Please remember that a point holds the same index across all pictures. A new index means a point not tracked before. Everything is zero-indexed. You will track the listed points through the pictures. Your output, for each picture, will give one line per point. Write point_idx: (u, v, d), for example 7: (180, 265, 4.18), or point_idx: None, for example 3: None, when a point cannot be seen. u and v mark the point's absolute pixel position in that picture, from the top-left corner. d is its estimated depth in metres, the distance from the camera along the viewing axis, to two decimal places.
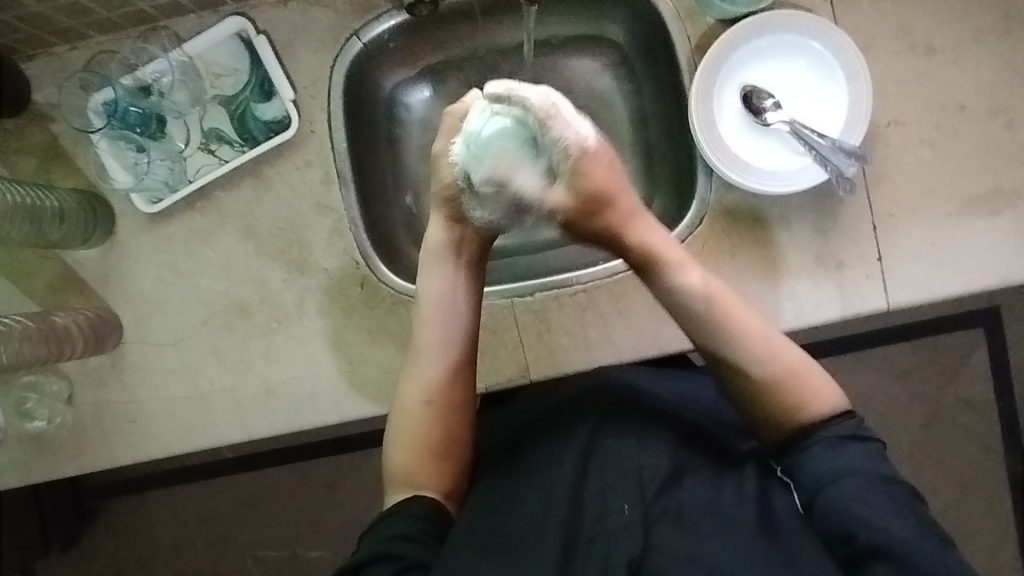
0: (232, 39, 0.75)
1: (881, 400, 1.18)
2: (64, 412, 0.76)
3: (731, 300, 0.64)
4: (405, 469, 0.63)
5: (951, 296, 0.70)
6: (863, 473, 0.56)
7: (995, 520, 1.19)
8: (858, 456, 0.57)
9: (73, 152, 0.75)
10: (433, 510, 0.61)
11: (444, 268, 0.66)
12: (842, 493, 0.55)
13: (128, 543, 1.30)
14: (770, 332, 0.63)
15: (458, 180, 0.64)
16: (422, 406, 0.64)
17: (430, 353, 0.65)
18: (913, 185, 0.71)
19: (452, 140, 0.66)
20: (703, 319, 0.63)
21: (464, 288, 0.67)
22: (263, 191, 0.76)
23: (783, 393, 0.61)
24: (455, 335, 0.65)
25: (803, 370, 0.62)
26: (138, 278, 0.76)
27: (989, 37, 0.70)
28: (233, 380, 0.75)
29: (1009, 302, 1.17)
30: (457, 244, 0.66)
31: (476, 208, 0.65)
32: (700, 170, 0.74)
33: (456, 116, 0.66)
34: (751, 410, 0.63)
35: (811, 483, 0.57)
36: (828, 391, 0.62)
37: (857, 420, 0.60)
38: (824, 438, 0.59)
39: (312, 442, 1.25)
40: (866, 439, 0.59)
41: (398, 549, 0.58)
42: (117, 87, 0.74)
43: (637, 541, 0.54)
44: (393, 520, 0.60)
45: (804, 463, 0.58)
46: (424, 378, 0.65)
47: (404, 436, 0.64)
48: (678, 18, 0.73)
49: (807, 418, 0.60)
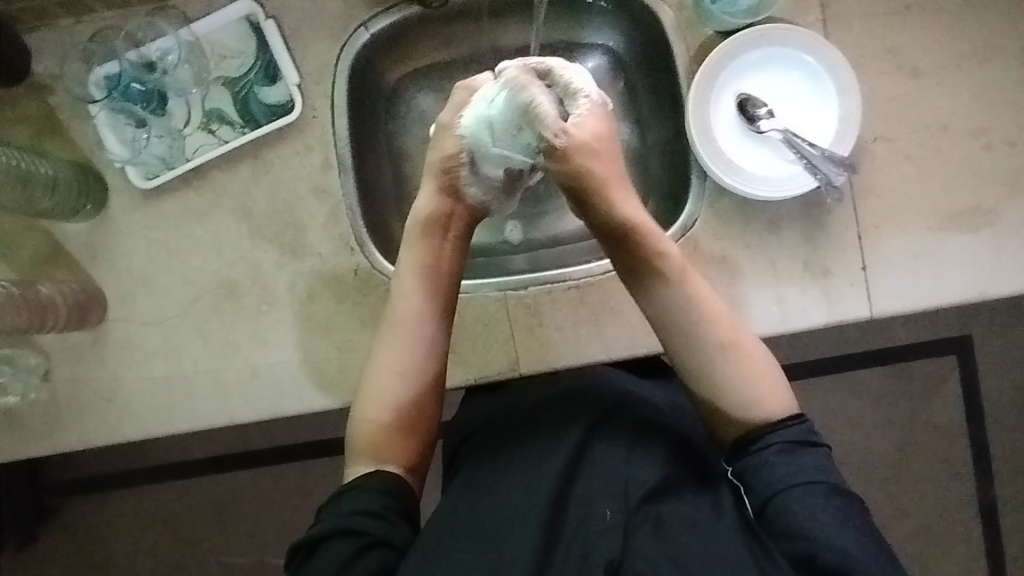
0: (240, 22, 0.76)
1: (856, 422, 1.20)
2: (39, 387, 0.74)
3: (706, 292, 0.66)
4: (371, 443, 0.64)
5: (931, 307, 0.73)
6: (816, 482, 0.58)
7: (964, 546, 1.20)
8: (809, 463, 0.59)
9: (69, 125, 0.75)
10: (394, 485, 0.61)
11: (429, 242, 0.67)
12: (797, 504, 0.57)
13: (85, 543, 1.25)
14: (731, 327, 0.65)
15: (462, 154, 0.66)
16: (396, 378, 0.65)
17: (406, 324, 0.66)
18: (896, 199, 0.73)
19: (460, 113, 0.66)
20: (675, 306, 0.65)
21: (434, 264, 0.67)
22: (261, 173, 0.76)
23: (736, 393, 0.63)
24: (433, 313, 0.66)
25: (757, 369, 0.64)
26: (126, 254, 0.75)
27: (969, 62, 0.74)
28: (217, 361, 0.74)
29: (980, 330, 1.20)
30: (447, 217, 0.67)
31: (472, 184, 0.67)
32: (694, 173, 0.77)
33: (468, 90, 0.67)
34: (704, 405, 0.65)
35: (766, 491, 0.59)
36: (785, 396, 0.64)
37: (809, 426, 0.62)
38: (775, 444, 0.61)
39: (286, 444, 1.22)
40: (816, 445, 0.61)
41: (359, 524, 0.58)
42: (122, 61, 0.74)
43: (617, 544, 0.54)
44: (355, 495, 0.60)
45: (756, 470, 0.60)
46: (396, 349, 0.66)
47: (374, 411, 0.65)
48: (678, 27, 0.76)
49: (756, 418, 0.63)
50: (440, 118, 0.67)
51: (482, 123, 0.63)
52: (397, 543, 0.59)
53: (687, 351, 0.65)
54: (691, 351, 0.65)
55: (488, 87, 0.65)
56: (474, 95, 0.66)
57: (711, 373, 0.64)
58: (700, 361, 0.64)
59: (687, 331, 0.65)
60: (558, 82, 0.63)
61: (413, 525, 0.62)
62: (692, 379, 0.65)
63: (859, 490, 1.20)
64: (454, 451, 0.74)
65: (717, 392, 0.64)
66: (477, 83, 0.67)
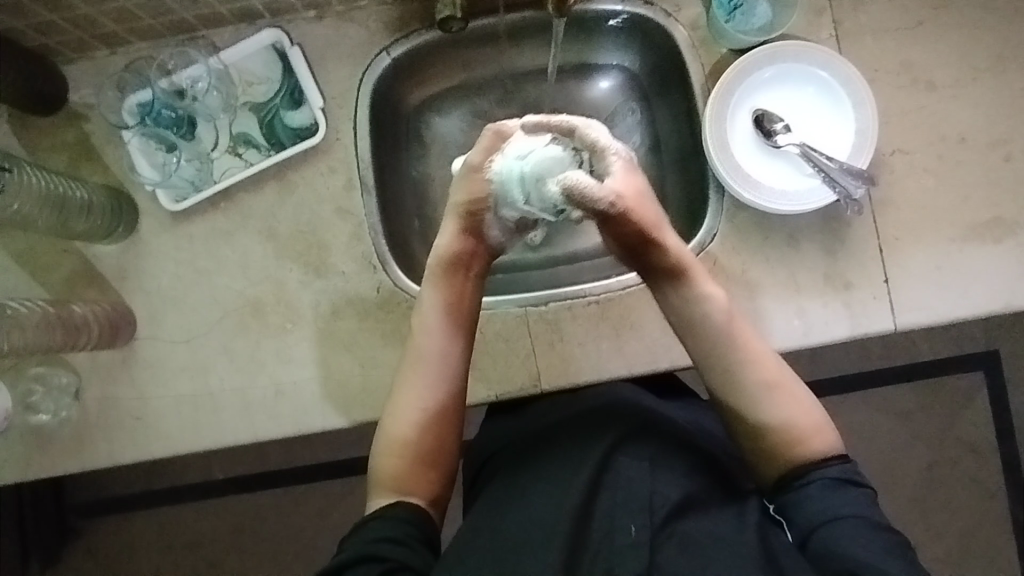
0: (267, 50, 0.79)
1: (883, 439, 1.18)
2: (70, 407, 0.75)
3: (742, 328, 0.66)
4: (392, 476, 0.65)
5: (957, 319, 0.72)
6: (858, 517, 0.58)
7: (999, 567, 1.17)
8: (852, 500, 0.59)
9: (103, 151, 0.78)
10: (417, 515, 0.63)
11: (452, 282, 0.68)
12: (837, 536, 0.57)
13: (108, 565, 1.26)
14: (773, 366, 0.65)
15: (490, 198, 0.66)
16: (418, 414, 0.66)
17: (425, 360, 0.67)
18: (916, 211, 0.73)
19: (493, 157, 0.65)
20: (712, 338, 0.65)
21: (456, 300, 0.68)
22: (287, 195, 0.78)
23: (778, 427, 0.63)
24: (454, 352, 0.67)
25: (800, 409, 0.64)
26: (156, 274, 0.77)
27: (986, 74, 0.74)
28: (243, 379, 0.75)
29: (1008, 345, 1.18)
30: (469, 257, 0.68)
31: (493, 228, 0.69)
32: (712, 189, 0.77)
33: (501, 133, 0.65)
34: (747, 443, 0.65)
35: (806, 522, 0.59)
36: (829, 434, 0.64)
37: (851, 464, 0.62)
38: (818, 480, 0.61)
39: (307, 463, 1.22)
40: (859, 484, 0.61)
41: (382, 551, 0.59)
42: (154, 88, 0.76)
43: (644, 561, 0.55)
44: (377, 524, 0.61)
45: (798, 504, 0.60)
46: (418, 388, 0.66)
47: (396, 443, 0.66)
48: (692, 47, 0.77)
49: (802, 457, 0.62)
50: (468, 157, 0.65)
51: (514, 179, 0.63)
52: (420, 567, 0.59)
53: (725, 381, 0.65)
54: (732, 384, 0.65)
55: (520, 141, 0.64)
56: (507, 142, 0.65)
57: (746, 405, 0.64)
58: (737, 394, 0.65)
59: (726, 365, 0.65)
60: (584, 139, 0.63)
61: (433, 551, 0.62)
62: (734, 412, 0.65)
63: (888, 509, 1.18)
64: (477, 472, 0.75)
65: (756, 427, 0.64)
66: (509, 128, 0.64)
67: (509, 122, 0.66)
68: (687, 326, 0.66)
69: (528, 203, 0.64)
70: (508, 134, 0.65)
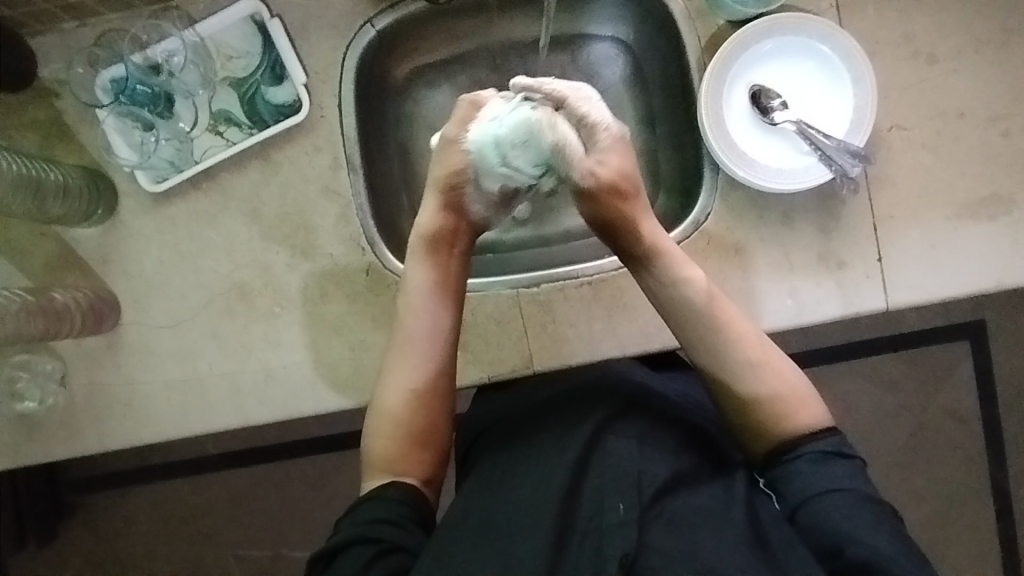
0: (246, 22, 0.75)
1: (869, 408, 1.20)
2: (56, 393, 0.74)
3: (725, 306, 0.66)
4: (386, 458, 0.65)
5: (949, 297, 0.72)
6: (847, 490, 0.59)
7: (977, 529, 1.21)
8: (842, 474, 0.60)
9: (77, 129, 0.75)
10: (412, 496, 0.63)
11: (435, 259, 0.67)
12: (826, 509, 0.58)
13: (104, 539, 1.27)
14: (756, 342, 0.65)
15: (469, 169, 0.65)
16: (407, 397, 0.66)
17: (413, 341, 0.66)
18: (912, 188, 0.72)
19: (466, 127, 0.66)
20: (697, 316, 0.65)
21: (442, 278, 0.67)
22: (271, 174, 0.75)
23: (762, 403, 0.63)
24: (441, 330, 0.66)
25: (784, 385, 0.64)
26: (138, 258, 0.75)
27: (988, 47, 0.72)
28: (231, 363, 0.74)
29: (995, 315, 1.19)
30: (451, 234, 0.67)
31: (474, 201, 0.67)
32: (706, 166, 0.76)
33: (475, 104, 0.67)
34: (736, 418, 0.65)
35: (794, 496, 0.60)
36: (815, 407, 0.64)
37: (841, 437, 0.62)
38: (807, 454, 0.61)
39: (300, 438, 1.23)
40: (848, 456, 0.61)
41: (377, 531, 0.59)
42: (127, 64, 0.72)
43: (632, 538, 0.55)
44: (372, 505, 0.61)
45: (787, 478, 0.61)
46: (407, 370, 0.66)
47: (387, 426, 0.65)
48: (688, 18, 0.75)
49: (787, 431, 0.63)
50: (444, 132, 0.67)
51: (491, 140, 0.64)
52: (413, 548, 0.59)
53: (709, 358, 0.65)
54: (717, 362, 0.65)
55: (495, 106, 0.66)
56: (481, 110, 0.67)
57: (729, 381, 0.65)
58: (721, 370, 0.65)
59: (712, 346, 0.65)
60: (573, 109, 0.66)
61: (427, 532, 0.63)
62: (717, 387, 0.65)
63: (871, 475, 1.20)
64: (468, 449, 0.75)
65: (741, 404, 0.64)
66: (482, 98, 0.68)
67: (483, 93, 0.69)
68: (670, 307, 0.66)
69: (507, 164, 0.64)
70: (483, 103, 0.67)
